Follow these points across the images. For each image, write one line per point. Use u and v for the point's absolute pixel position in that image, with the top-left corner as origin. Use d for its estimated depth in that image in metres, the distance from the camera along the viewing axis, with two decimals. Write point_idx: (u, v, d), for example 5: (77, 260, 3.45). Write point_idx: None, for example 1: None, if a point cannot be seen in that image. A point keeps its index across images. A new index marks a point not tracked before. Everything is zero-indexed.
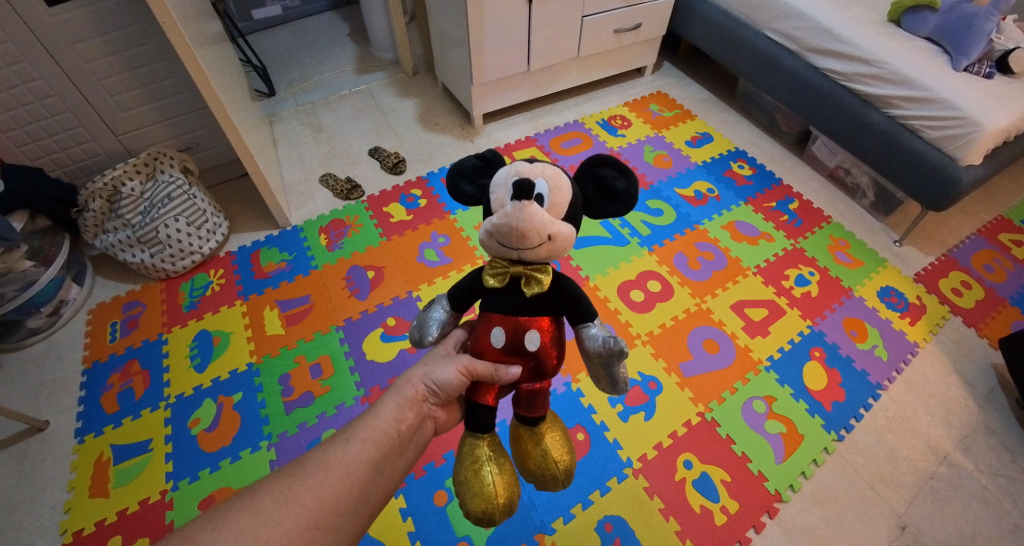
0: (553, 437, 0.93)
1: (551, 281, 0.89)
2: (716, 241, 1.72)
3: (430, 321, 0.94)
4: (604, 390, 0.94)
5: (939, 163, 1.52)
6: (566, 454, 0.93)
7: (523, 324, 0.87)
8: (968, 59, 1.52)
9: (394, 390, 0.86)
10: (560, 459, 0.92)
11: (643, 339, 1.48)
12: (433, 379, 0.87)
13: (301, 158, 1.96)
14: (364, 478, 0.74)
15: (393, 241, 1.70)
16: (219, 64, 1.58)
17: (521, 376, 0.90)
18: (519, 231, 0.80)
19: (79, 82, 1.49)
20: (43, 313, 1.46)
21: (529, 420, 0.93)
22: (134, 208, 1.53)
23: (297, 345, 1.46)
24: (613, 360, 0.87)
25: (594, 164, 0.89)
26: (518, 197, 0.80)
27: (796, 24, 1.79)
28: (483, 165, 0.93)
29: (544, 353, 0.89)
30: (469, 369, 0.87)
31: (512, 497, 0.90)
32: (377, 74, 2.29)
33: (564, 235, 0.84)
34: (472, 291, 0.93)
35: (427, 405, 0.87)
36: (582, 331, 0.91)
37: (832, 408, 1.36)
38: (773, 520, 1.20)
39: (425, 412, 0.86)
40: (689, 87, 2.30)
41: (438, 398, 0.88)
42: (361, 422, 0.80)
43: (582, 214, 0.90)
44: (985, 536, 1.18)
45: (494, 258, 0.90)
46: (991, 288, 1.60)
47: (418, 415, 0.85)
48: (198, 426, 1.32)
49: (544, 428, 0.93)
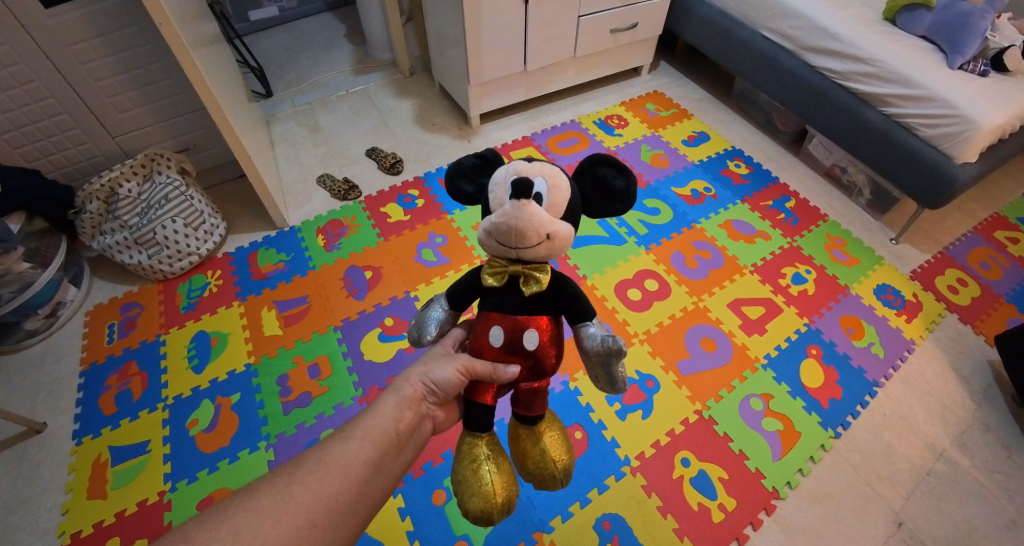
0: (552, 436, 0.93)
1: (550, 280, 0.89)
2: (713, 239, 1.73)
3: (429, 320, 0.94)
4: (603, 389, 0.94)
5: (934, 161, 1.52)
6: (565, 454, 0.93)
7: (522, 323, 0.88)
8: (963, 58, 1.52)
9: (393, 390, 0.86)
10: (559, 458, 0.92)
11: (641, 337, 1.48)
12: (433, 379, 0.87)
13: (299, 158, 1.96)
14: (362, 476, 0.74)
15: (391, 241, 1.71)
16: (217, 65, 1.58)
17: (520, 375, 0.91)
18: (518, 231, 0.80)
19: (76, 84, 1.49)
20: (41, 315, 1.46)
21: (528, 419, 0.93)
22: (132, 209, 1.53)
23: (294, 345, 1.46)
24: (611, 359, 0.87)
25: (593, 163, 0.89)
26: (517, 196, 0.80)
27: (792, 23, 1.80)
28: (482, 163, 0.92)
29: (543, 352, 0.89)
30: (468, 368, 0.87)
31: (511, 496, 0.90)
32: (374, 75, 2.30)
33: (564, 234, 0.84)
34: (471, 290, 0.93)
35: (427, 404, 0.87)
36: (580, 330, 0.91)
37: (829, 405, 1.37)
38: (770, 517, 1.20)
39: (424, 411, 0.86)
40: (685, 86, 2.30)
41: (437, 397, 0.88)
42: (360, 422, 0.80)
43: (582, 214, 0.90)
44: (982, 532, 1.19)
45: (493, 257, 0.90)
46: (988, 285, 1.61)
47: (417, 414, 0.85)
48: (196, 427, 1.32)
49: (542, 427, 0.93)
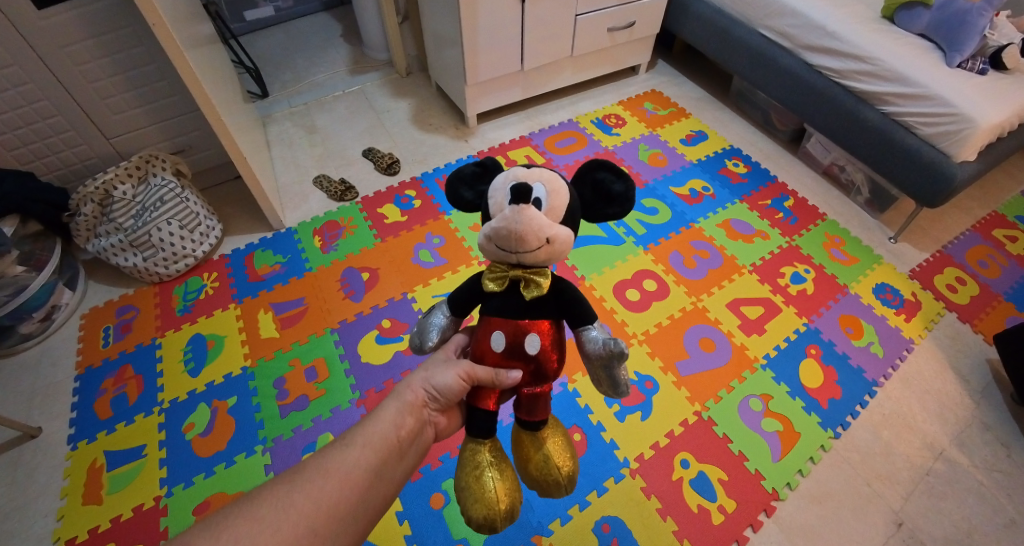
0: (554, 442, 0.93)
1: (551, 284, 0.89)
2: (711, 239, 1.72)
3: (430, 326, 0.94)
4: (605, 392, 0.94)
5: (932, 160, 1.52)
6: (568, 459, 0.93)
7: (523, 327, 0.87)
8: (962, 56, 1.51)
9: (394, 395, 0.85)
10: (562, 464, 0.92)
11: (639, 338, 1.48)
12: (435, 385, 0.86)
13: (295, 159, 1.95)
14: (364, 484, 0.73)
15: (388, 242, 1.70)
16: (212, 65, 1.57)
17: (522, 379, 0.90)
18: (517, 235, 0.79)
19: (70, 85, 1.47)
20: (35, 319, 1.45)
21: (530, 425, 0.92)
22: (127, 212, 1.52)
23: (291, 348, 1.46)
24: (613, 362, 0.86)
25: (592, 168, 0.88)
26: (516, 201, 0.80)
27: (790, 22, 1.79)
28: (482, 171, 0.92)
29: (544, 357, 0.88)
30: (469, 374, 0.86)
31: (514, 504, 0.89)
32: (370, 75, 2.29)
33: (563, 238, 0.83)
34: (472, 295, 0.93)
35: (427, 412, 0.86)
36: (582, 334, 0.90)
37: (828, 405, 1.36)
38: (770, 518, 1.20)
39: (425, 418, 0.85)
40: (683, 85, 2.30)
41: (438, 404, 0.87)
42: (361, 427, 0.80)
43: (581, 218, 0.89)
44: (981, 531, 1.18)
45: (494, 263, 0.89)
46: (986, 284, 1.60)
47: (418, 420, 0.84)
48: (193, 431, 1.31)
49: (545, 433, 0.93)
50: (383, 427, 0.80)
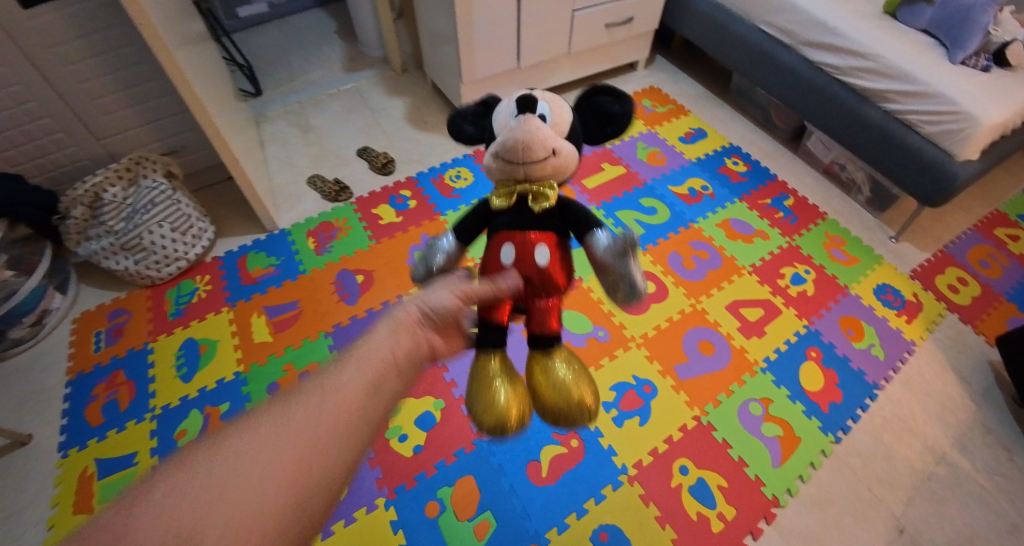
0: (568, 359, 0.97)
1: (556, 202, 0.97)
2: (710, 239, 1.70)
3: (436, 249, 1.00)
4: (620, 304, 0.96)
5: (935, 159, 1.50)
6: (582, 377, 0.96)
7: (533, 240, 0.93)
8: (964, 53, 1.49)
9: (386, 317, 0.74)
10: (578, 384, 0.94)
11: (638, 341, 1.46)
12: (433, 304, 0.78)
13: (290, 159, 1.93)
14: (364, 401, 0.59)
15: (383, 244, 1.68)
16: (203, 65, 1.54)
17: (530, 291, 0.96)
18: (524, 143, 0.88)
19: (58, 85, 1.44)
20: (26, 324, 1.43)
21: (543, 340, 0.96)
22: (117, 214, 1.49)
23: (285, 352, 1.44)
24: (619, 262, 0.92)
25: (589, 94, 0.99)
26: (523, 112, 0.90)
27: (790, 18, 1.76)
28: (484, 109, 1.00)
29: (550, 270, 0.94)
30: (464, 293, 0.83)
31: (523, 414, 0.96)
32: (365, 72, 2.26)
33: (566, 153, 0.93)
34: (481, 218, 1.01)
35: (425, 330, 0.75)
36: (590, 242, 0.95)
37: (829, 409, 1.35)
38: (770, 525, 1.19)
39: (423, 338, 0.73)
40: (682, 82, 2.27)
41: (433, 325, 0.77)
42: (353, 348, 0.66)
43: (582, 143, 0.99)
44: (984, 537, 1.17)
45: (500, 182, 0.99)
46: (988, 284, 1.59)
47: (416, 340, 0.72)
48: (185, 438, 1.29)
49: (558, 348, 0.97)
50: (380, 344, 0.68)
